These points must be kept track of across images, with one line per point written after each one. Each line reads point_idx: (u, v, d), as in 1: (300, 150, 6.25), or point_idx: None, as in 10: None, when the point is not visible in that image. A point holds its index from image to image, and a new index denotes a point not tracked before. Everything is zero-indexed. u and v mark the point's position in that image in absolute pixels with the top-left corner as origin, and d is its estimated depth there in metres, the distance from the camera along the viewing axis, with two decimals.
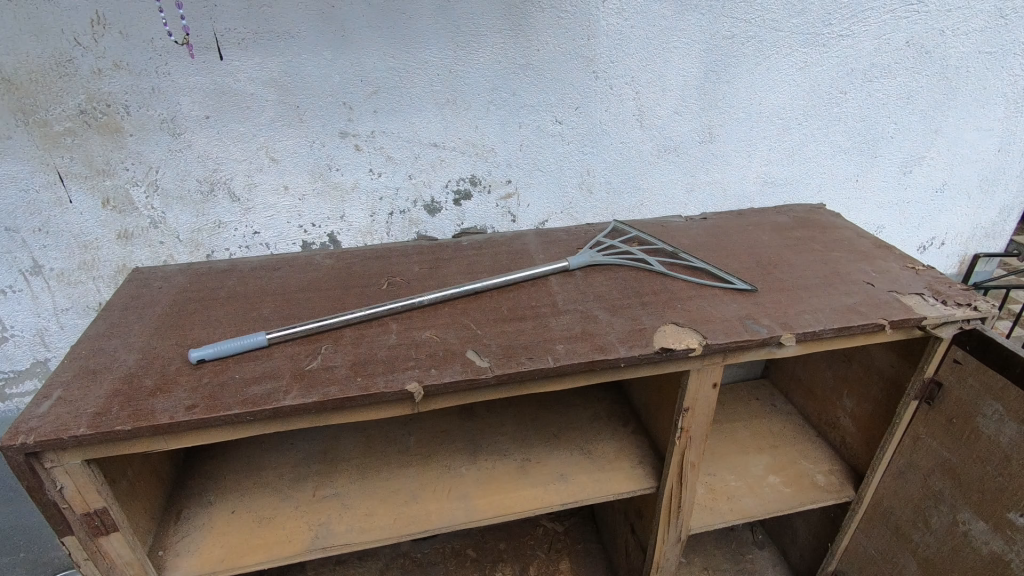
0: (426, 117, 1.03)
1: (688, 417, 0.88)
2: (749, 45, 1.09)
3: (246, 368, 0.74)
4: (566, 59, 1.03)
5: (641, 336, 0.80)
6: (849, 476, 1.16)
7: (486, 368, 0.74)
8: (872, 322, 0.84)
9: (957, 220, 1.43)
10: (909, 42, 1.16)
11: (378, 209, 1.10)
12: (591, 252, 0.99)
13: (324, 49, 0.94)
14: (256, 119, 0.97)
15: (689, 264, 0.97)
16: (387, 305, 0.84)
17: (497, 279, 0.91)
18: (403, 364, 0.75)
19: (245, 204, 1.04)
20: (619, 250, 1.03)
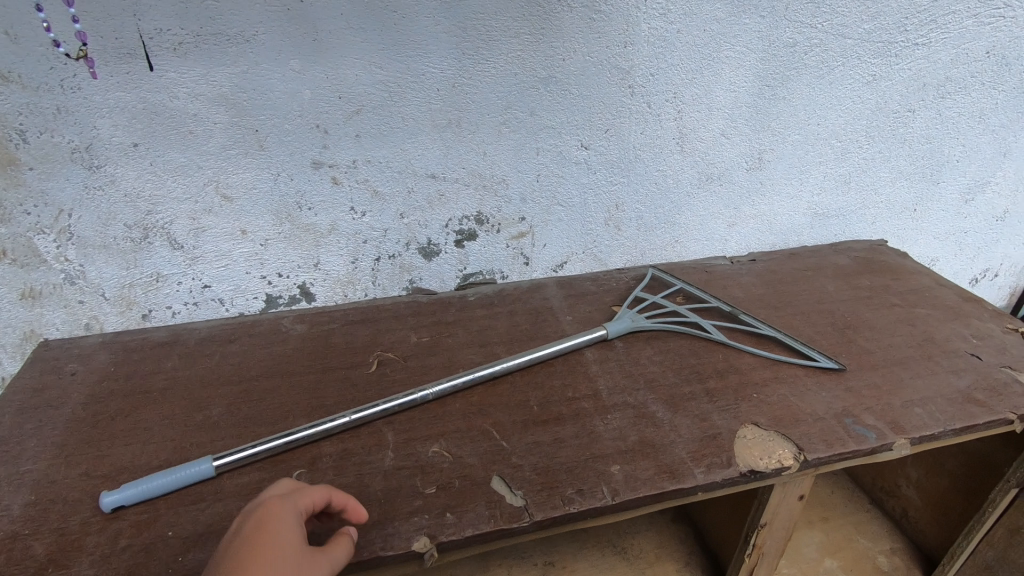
0: (422, 143, 0.82)
1: (763, 532, 0.70)
2: (814, 54, 0.90)
3: (185, 516, 0.53)
4: (597, 71, 0.83)
5: (718, 448, 0.61)
6: (916, 559, 1.00)
7: (522, 509, 0.54)
8: (1000, 418, 0.66)
9: (1014, 250, 1.28)
10: (990, 53, 0.99)
11: (361, 255, 0.89)
12: (631, 315, 0.80)
13: (290, 57, 0.72)
14: (202, 147, 0.75)
15: (758, 332, 0.78)
16: (380, 405, 0.63)
17: (519, 359, 0.71)
18: (406, 505, 0.54)
19: (191, 253, 0.82)
20: (663, 308, 0.83)
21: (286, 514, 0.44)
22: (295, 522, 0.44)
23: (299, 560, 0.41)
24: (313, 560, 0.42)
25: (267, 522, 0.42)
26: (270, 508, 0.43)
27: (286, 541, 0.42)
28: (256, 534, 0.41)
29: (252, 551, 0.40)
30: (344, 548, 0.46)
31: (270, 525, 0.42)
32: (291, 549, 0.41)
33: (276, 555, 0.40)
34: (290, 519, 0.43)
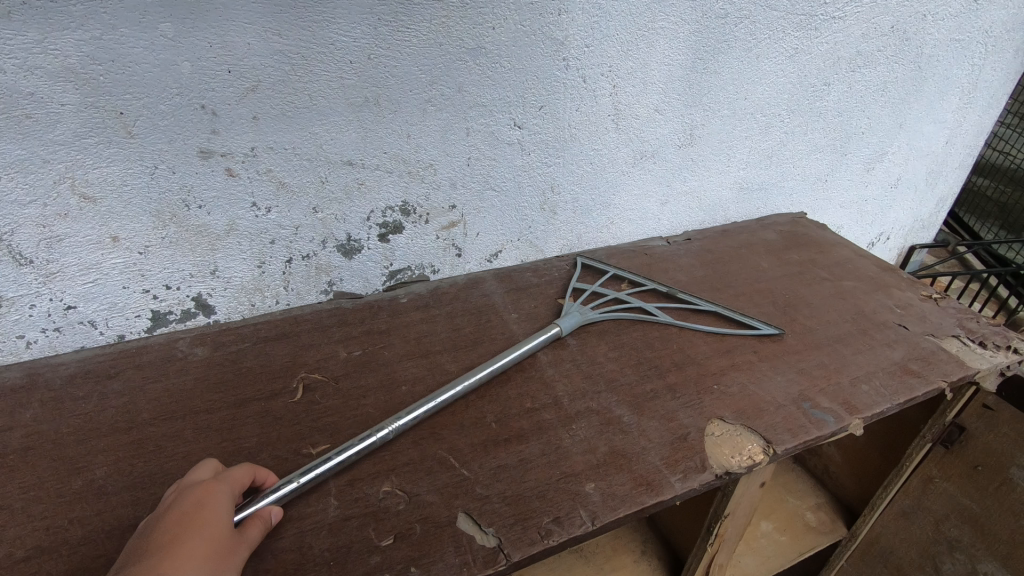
0: (335, 125, 0.70)
1: (725, 522, 0.69)
2: (743, 26, 0.88)
3: None
4: (529, 41, 0.75)
5: (690, 451, 0.58)
6: (840, 512, 1.06)
7: (496, 550, 0.48)
8: (935, 387, 0.69)
9: (903, 214, 1.39)
10: (894, 27, 1.02)
11: (269, 257, 0.76)
12: (578, 307, 0.75)
13: (159, 19, 0.57)
14: (47, 136, 0.58)
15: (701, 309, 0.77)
16: (331, 458, 0.52)
17: (474, 377, 0.62)
18: (360, 565, 0.46)
19: (44, 269, 0.65)
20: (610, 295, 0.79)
21: (210, 498, 0.44)
22: (220, 502, 0.44)
23: (217, 538, 0.41)
24: (233, 538, 0.42)
25: (188, 506, 0.43)
26: (194, 493, 0.44)
27: (205, 521, 0.42)
28: (177, 516, 0.42)
29: (170, 533, 0.40)
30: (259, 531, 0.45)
31: (191, 508, 0.43)
32: (210, 528, 0.41)
33: (194, 533, 0.40)
34: (214, 502, 0.44)
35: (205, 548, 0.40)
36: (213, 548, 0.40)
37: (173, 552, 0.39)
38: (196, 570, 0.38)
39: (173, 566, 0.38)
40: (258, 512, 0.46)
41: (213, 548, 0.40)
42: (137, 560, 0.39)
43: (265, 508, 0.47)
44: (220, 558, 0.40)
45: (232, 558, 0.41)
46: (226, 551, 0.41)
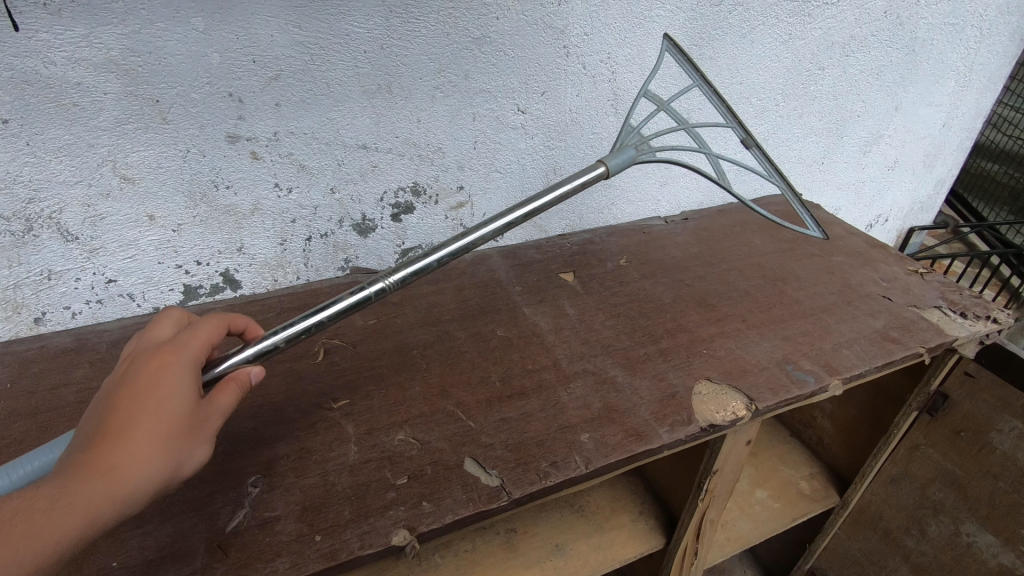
0: (351, 111, 0.76)
1: (715, 478, 0.74)
2: (737, 14, 0.92)
3: (128, 544, 0.47)
4: (531, 30, 0.80)
5: (678, 407, 0.63)
6: (833, 480, 1.10)
7: (499, 489, 0.53)
8: (913, 352, 0.73)
9: (900, 197, 1.42)
10: (887, 13, 1.05)
11: (291, 235, 0.82)
12: (636, 143, 0.69)
13: (192, 14, 0.63)
14: (92, 122, 0.64)
15: (756, 151, 0.71)
16: (311, 317, 0.55)
17: (512, 214, 0.62)
18: (378, 500, 0.52)
19: (89, 245, 0.72)
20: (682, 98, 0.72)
21: (169, 371, 0.43)
22: (180, 374, 0.43)
23: (179, 416, 0.41)
24: (197, 413, 0.42)
25: (146, 378, 0.42)
26: (153, 363, 0.43)
27: (164, 398, 0.41)
28: (130, 389, 0.41)
29: (127, 410, 0.40)
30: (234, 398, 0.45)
31: (150, 382, 0.42)
32: (169, 406, 0.41)
33: (153, 411, 0.40)
34: (171, 374, 0.43)
35: (161, 428, 0.40)
36: (175, 427, 0.41)
37: (125, 434, 0.39)
38: (157, 453, 0.39)
39: (130, 450, 0.38)
40: (235, 375, 0.47)
41: (171, 426, 0.40)
42: (96, 437, 0.39)
43: (245, 369, 0.48)
44: (183, 437, 0.41)
45: (198, 433, 0.42)
46: (189, 430, 0.41)
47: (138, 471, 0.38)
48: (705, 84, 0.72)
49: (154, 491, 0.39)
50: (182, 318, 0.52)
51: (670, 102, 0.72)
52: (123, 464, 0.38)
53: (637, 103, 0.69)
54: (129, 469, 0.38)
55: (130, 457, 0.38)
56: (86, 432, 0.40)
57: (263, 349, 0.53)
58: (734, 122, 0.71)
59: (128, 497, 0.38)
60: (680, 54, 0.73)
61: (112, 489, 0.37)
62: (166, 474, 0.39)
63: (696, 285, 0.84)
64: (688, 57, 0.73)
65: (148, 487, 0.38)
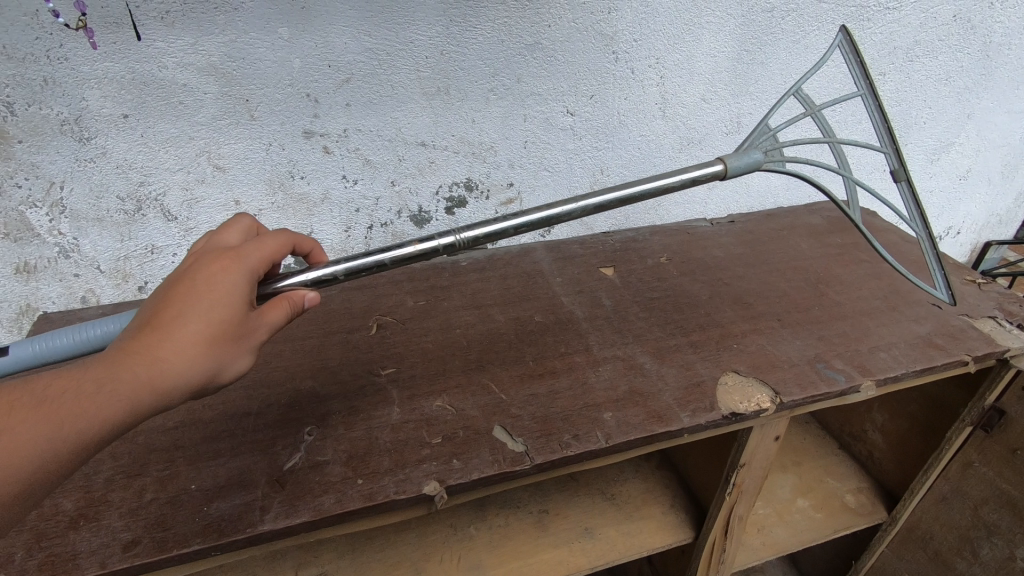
0: (411, 111, 0.84)
1: (743, 471, 0.75)
2: (790, 19, 0.93)
3: (203, 471, 0.56)
4: (581, 37, 0.85)
5: (702, 394, 0.65)
6: (880, 496, 1.05)
7: (523, 454, 0.58)
8: (957, 359, 0.72)
9: (974, 208, 1.36)
10: (957, 17, 1.02)
11: (355, 223, 0.91)
12: (766, 148, 0.67)
13: (279, 24, 0.72)
14: (193, 118, 0.75)
15: (903, 186, 0.67)
16: (374, 256, 0.60)
17: (605, 197, 0.64)
18: (414, 455, 0.58)
19: (185, 224, 0.83)
20: (836, 104, 0.67)
21: (224, 280, 0.47)
22: (234, 285, 0.47)
23: (225, 324, 0.45)
24: (245, 324, 0.47)
25: (202, 283, 0.46)
26: (213, 269, 0.48)
27: (218, 304, 0.46)
28: (190, 288, 0.46)
29: (183, 308, 0.45)
30: (283, 316, 0.50)
31: (205, 288, 0.46)
32: (221, 312, 0.46)
33: (202, 315, 0.45)
34: (227, 282, 0.47)
35: (208, 332, 0.44)
36: (222, 334, 0.45)
37: (177, 330, 0.44)
38: (199, 356, 0.44)
39: (175, 349, 0.43)
40: (292, 296, 0.52)
41: (217, 332, 0.45)
42: (153, 326, 0.44)
43: (301, 293, 0.53)
44: (226, 344, 0.45)
45: (241, 343, 0.46)
46: (235, 338, 0.46)
47: (182, 369, 0.43)
48: (871, 95, 0.66)
49: (193, 388, 0.44)
50: (253, 227, 0.58)
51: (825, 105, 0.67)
52: (168, 360, 0.43)
53: (782, 104, 0.66)
54: (173, 366, 0.43)
55: (178, 355, 0.43)
56: (143, 322, 0.45)
57: (323, 276, 0.58)
58: (891, 150, 0.65)
59: (170, 391, 0.43)
60: (854, 52, 0.67)
61: (156, 381, 0.42)
62: (205, 375, 0.44)
63: (733, 283, 0.86)
64: (862, 58, 0.67)
65: (189, 384, 0.44)
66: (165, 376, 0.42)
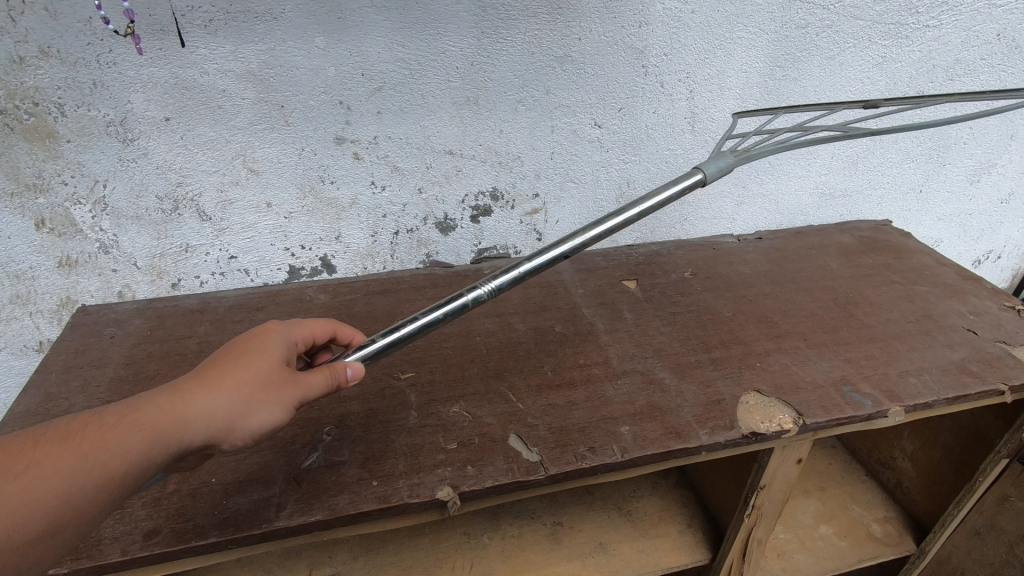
0: (441, 120, 0.85)
1: (762, 494, 0.74)
2: (825, 36, 0.92)
3: (224, 466, 0.57)
4: (611, 50, 0.85)
5: (722, 412, 0.64)
6: (909, 527, 1.02)
7: (537, 464, 0.58)
8: (992, 388, 0.69)
9: (1017, 232, 1.32)
10: (1000, 35, 1.00)
11: (381, 228, 0.93)
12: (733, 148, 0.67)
13: (315, 34, 0.74)
14: (230, 122, 0.78)
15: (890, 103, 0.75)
16: (416, 320, 0.57)
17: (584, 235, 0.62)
18: (429, 459, 0.58)
19: (218, 224, 0.86)
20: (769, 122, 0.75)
21: (263, 337, 0.50)
22: (272, 342, 0.50)
23: (256, 369, 0.47)
24: (277, 374, 0.48)
25: (243, 340, 0.50)
26: (256, 329, 0.51)
27: (252, 353, 0.48)
28: (231, 344, 0.49)
29: (221, 359, 0.47)
30: (324, 379, 0.50)
31: (245, 342, 0.49)
32: (254, 360, 0.47)
33: (236, 362, 0.47)
34: (264, 338, 0.50)
35: (238, 375, 0.46)
36: (252, 378, 0.46)
37: (211, 374, 0.46)
38: (226, 395, 0.45)
39: (205, 386, 0.45)
40: (336, 367, 0.51)
41: (246, 376, 0.46)
42: (192, 374, 0.46)
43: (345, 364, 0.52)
44: (254, 387, 0.46)
45: (271, 390, 0.47)
46: (265, 385, 0.46)
47: (207, 405, 0.44)
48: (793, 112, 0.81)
49: (216, 429, 0.44)
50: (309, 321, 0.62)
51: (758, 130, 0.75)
52: (196, 396, 0.44)
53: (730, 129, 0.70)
54: (199, 401, 0.44)
55: (205, 393, 0.44)
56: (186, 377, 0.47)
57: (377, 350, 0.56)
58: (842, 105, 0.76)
59: (192, 426, 0.43)
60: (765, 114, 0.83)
61: (180, 414, 0.43)
62: (230, 416, 0.44)
63: (759, 301, 0.84)
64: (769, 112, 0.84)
65: (212, 421, 0.44)
66: (189, 411, 0.43)
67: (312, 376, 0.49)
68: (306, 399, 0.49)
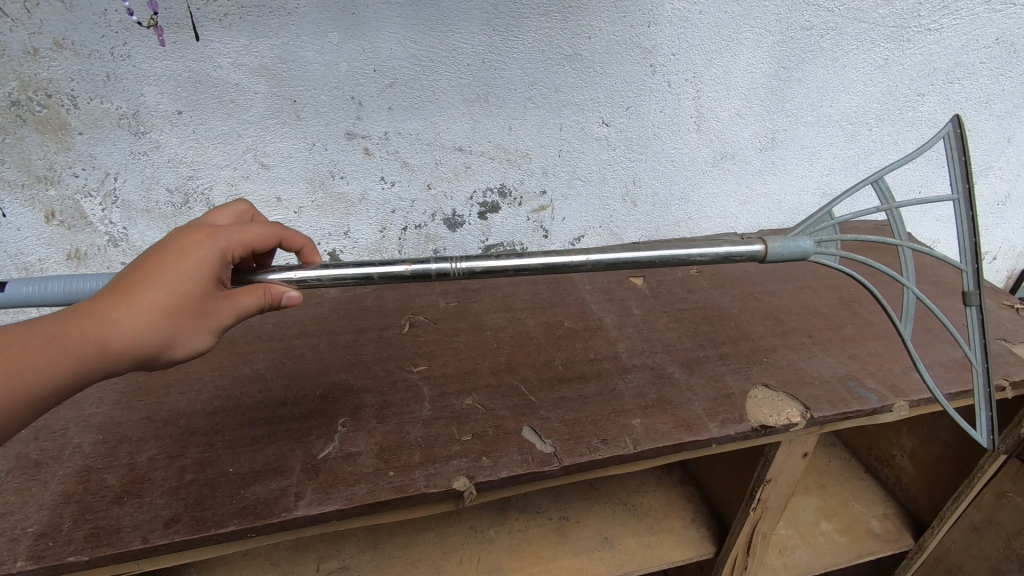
0: (451, 117, 0.86)
1: (768, 488, 0.74)
2: (830, 38, 0.93)
3: (240, 457, 0.57)
4: (620, 50, 0.86)
5: (732, 406, 0.65)
6: (908, 524, 1.03)
7: (551, 455, 0.58)
8: (994, 384, 0.70)
9: (1013, 234, 1.34)
10: (999, 39, 1.01)
11: (390, 224, 0.94)
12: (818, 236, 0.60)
13: (328, 29, 0.74)
14: (243, 116, 0.78)
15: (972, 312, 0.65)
16: (362, 267, 0.56)
17: (619, 256, 0.58)
18: (443, 451, 0.59)
19: None
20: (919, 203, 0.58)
21: (195, 253, 0.47)
22: (205, 260, 0.47)
23: (185, 295, 0.45)
24: (207, 301, 0.46)
25: (171, 254, 0.46)
26: (187, 240, 0.47)
27: (182, 275, 0.45)
28: (159, 255, 0.46)
29: (147, 275, 0.44)
30: (254, 302, 0.50)
31: (174, 259, 0.46)
32: (185, 283, 0.45)
33: (165, 284, 0.44)
34: (197, 254, 0.47)
35: (165, 301, 0.44)
36: (181, 305, 0.45)
37: (135, 295, 0.43)
38: (154, 322, 0.44)
39: (131, 313, 0.43)
40: (270, 292, 0.52)
41: (176, 301, 0.45)
42: (115, 289, 0.44)
43: (282, 290, 0.53)
44: (184, 317, 0.45)
45: (199, 319, 0.46)
46: (195, 313, 0.46)
47: (135, 333, 0.43)
48: (966, 202, 0.62)
49: (143, 355, 0.44)
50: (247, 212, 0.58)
51: (903, 204, 0.58)
52: (123, 323, 0.42)
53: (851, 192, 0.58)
54: (125, 330, 0.42)
55: (132, 320, 0.43)
56: (105, 287, 0.44)
57: (306, 279, 0.56)
58: (971, 269, 0.63)
59: (119, 353, 0.43)
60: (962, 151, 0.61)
61: (107, 342, 0.42)
62: (157, 345, 0.44)
63: (764, 299, 0.86)
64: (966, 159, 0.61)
65: (139, 349, 0.43)
66: (114, 338, 0.42)
67: (243, 301, 0.49)
68: (235, 322, 0.49)
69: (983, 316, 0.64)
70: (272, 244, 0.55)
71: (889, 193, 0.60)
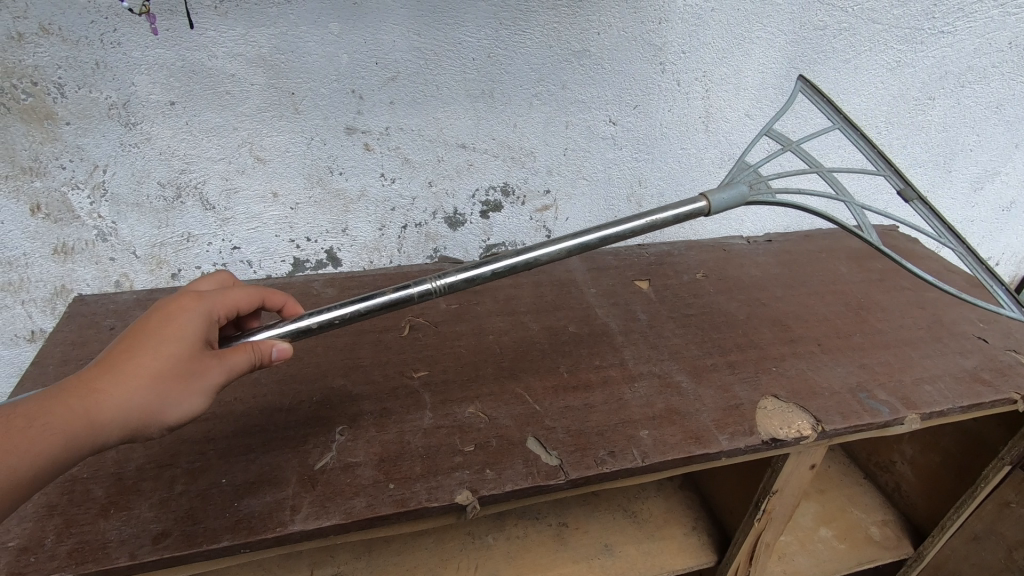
0: (455, 113, 0.83)
1: (773, 498, 0.73)
2: (843, 38, 0.91)
3: (234, 467, 0.55)
4: (630, 46, 0.84)
5: (741, 418, 0.64)
6: (908, 531, 1.02)
7: (557, 468, 0.56)
8: (1005, 396, 0.69)
9: (1016, 240, 1.33)
10: (1011, 43, 1.00)
11: (389, 221, 0.91)
12: (749, 181, 0.65)
13: (330, 20, 0.72)
14: (238, 108, 0.75)
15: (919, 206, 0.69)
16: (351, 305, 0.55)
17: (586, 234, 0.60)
18: (445, 462, 0.57)
19: (222, 214, 0.84)
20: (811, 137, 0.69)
21: (179, 317, 0.46)
22: (190, 322, 0.46)
23: (171, 359, 0.44)
24: (195, 361, 0.45)
25: (156, 320, 0.45)
26: (171, 305, 0.47)
27: (166, 340, 0.44)
28: (143, 324, 0.45)
29: (132, 343, 0.44)
30: (246, 359, 0.48)
31: (158, 324, 0.45)
32: (169, 347, 0.44)
33: (149, 349, 0.43)
34: (180, 317, 0.46)
35: (151, 368, 0.43)
36: (167, 369, 0.43)
37: (120, 365, 0.42)
38: (141, 389, 0.42)
39: (117, 381, 0.42)
40: (259, 346, 0.49)
41: (161, 366, 0.43)
42: (102, 363, 0.43)
43: (271, 343, 0.50)
44: (172, 382, 0.43)
45: (188, 382, 0.44)
46: (182, 375, 0.44)
47: (120, 402, 0.41)
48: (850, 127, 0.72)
49: (131, 426, 0.42)
50: (229, 280, 0.58)
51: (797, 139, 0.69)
52: (108, 392, 0.41)
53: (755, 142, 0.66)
54: (110, 399, 0.41)
55: (117, 388, 0.41)
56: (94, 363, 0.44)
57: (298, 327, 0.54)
58: (890, 171, 0.70)
59: (106, 424, 0.41)
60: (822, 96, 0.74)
61: (92, 413, 0.41)
62: (146, 414, 0.42)
63: (771, 304, 0.84)
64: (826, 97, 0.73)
65: (126, 420, 0.42)
66: (97, 409, 0.41)
67: (233, 358, 0.47)
68: (228, 382, 0.46)
69: (928, 205, 0.68)
70: (257, 303, 0.54)
71: (784, 137, 0.71)
